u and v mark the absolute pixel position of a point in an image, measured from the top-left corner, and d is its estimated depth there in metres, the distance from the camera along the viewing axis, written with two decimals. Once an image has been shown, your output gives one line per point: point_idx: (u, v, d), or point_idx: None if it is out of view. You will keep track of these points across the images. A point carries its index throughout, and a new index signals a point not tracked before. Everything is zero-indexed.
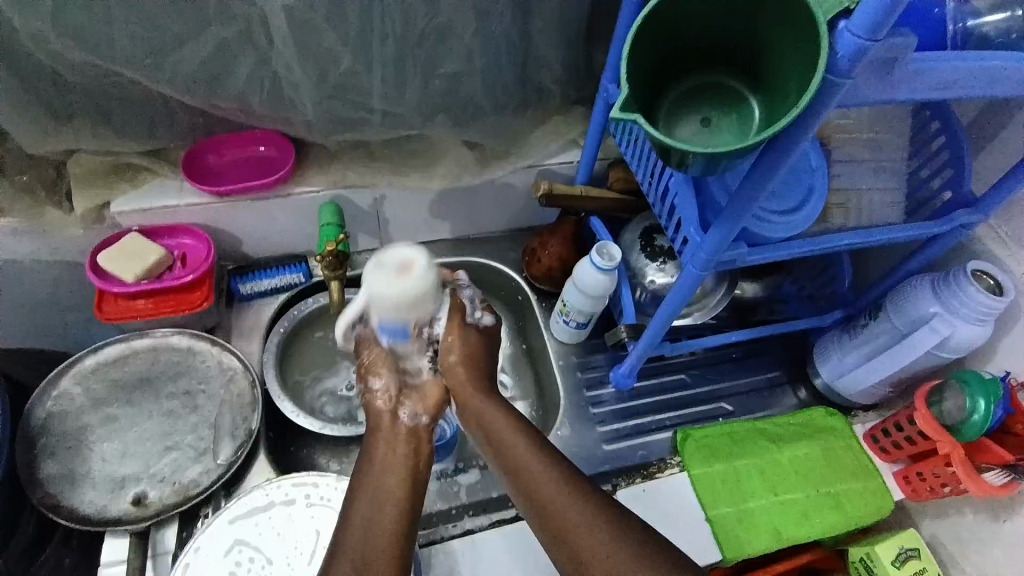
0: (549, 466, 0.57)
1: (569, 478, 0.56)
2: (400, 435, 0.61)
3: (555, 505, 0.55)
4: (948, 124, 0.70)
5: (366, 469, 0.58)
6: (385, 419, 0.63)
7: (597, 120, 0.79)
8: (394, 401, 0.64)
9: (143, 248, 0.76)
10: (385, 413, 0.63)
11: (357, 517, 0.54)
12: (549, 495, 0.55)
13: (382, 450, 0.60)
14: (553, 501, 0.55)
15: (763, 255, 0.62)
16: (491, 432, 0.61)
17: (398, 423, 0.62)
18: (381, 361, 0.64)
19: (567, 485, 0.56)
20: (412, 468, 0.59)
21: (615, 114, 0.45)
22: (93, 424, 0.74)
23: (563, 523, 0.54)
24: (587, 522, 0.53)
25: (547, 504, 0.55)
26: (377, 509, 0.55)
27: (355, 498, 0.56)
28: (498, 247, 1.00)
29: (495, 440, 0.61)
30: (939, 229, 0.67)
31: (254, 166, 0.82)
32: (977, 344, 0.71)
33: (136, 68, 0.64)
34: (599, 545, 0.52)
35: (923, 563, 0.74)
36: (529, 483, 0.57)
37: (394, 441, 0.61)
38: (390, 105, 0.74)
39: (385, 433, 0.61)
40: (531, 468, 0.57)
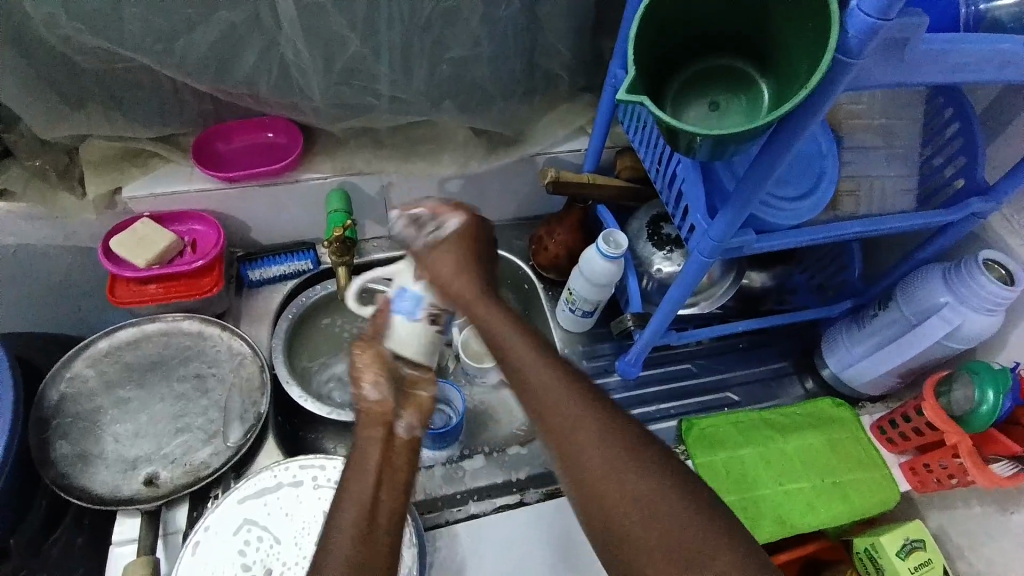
0: (555, 375, 0.53)
1: (577, 388, 0.52)
2: (395, 446, 0.58)
3: (560, 411, 0.51)
4: (961, 110, 0.69)
5: (353, 470, 0.55)
6: (377, 430, 0.58)
7: (605, 106, 0.79)
8: (389, 411, 0.60)
9: (153, 233, 0.77)
10: (373, 417, 0.59)
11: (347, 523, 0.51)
12: (552, 402, 0.51)
13: (371, 458, 0.56)
14: (557, 407, 0.51)
15: (770, 242, 0.61)
16: (494, 338, 0.57)
17: (393, 434, 0.58)
18: (378, 361, 0.62)
19: (574, 393, 0.52)
20: (398, 469, 0.56)
21: (621, 97, 0.44)
22: (106, 406, 0.76)
23: (567, 429, 0.50)
24: (593, 427, 0.49)
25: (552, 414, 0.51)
26: (366, 503, 0.52)
27: (343, 505, 0.52)
28: (505, 235, 1.00)
29: (497, 345, 0.56)
30: (951, 218, 0.66)
31: (262, 153, 0.83)
32: (988, 334, 0.71)
33: (146, 53, 0.64)
34: (603, 452, 0.48)
35: (929, 554, 0.74)
36: (534, 392, 0.52)
37: (388, 451, 0.57)
38: (398, 90, 0.74)
39: (378, 442, 0.57)
40: (535, 376, 0.53)
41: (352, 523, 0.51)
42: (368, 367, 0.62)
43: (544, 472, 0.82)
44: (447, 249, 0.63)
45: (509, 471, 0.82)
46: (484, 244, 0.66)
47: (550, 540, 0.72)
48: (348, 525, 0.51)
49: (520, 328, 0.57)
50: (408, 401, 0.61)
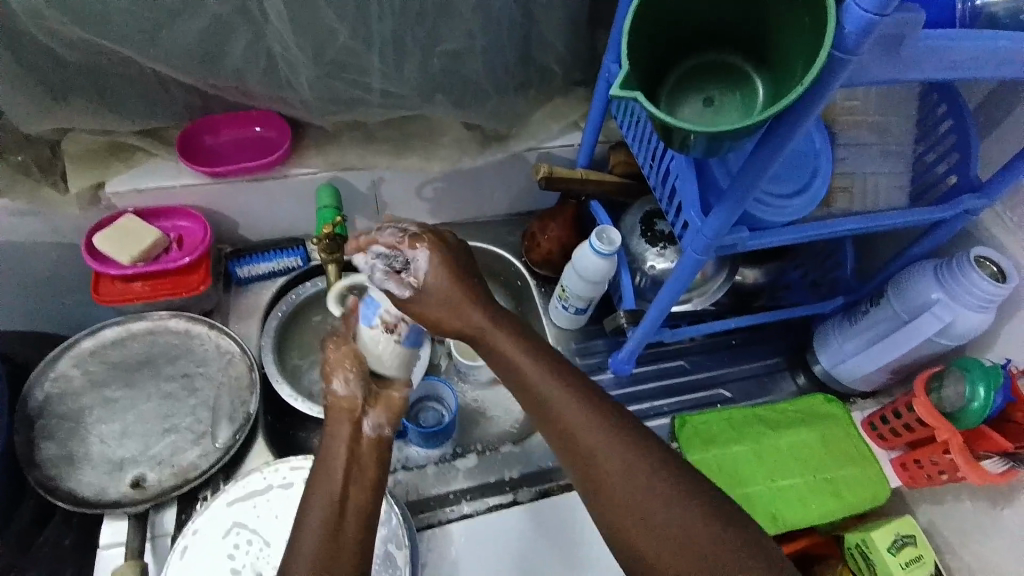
0: (575, 398, 0.55)
1: (599, 415, 0.54)
2: (361, 444, 0.57)
3: (580, 435, 0.54)
4: (954, 107, 0.69)
5: (319, 474, 0.55)
6: (344, 426, 0.58)
7: (599, 101, 0.78)
8: (357, 407, 0.58)
9: (139, 230, 0.75)
10: (343, 416, 0.58)
11: (315, 529, 0.52)
12: (572, 427, 0.54)
13: (338, 458, 0.56)
14: (576, 431, 0.54)
15: (764, 239, 0.61)
16: (509, 363, 0.58)
17: (359, 432, 0.57)
18: (349, 356, 0.60)
19: (593, 417, 0.54)
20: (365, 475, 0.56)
21: (614, 92, 0.44)
22: (92, 406, 0.74)
23: (588, 452, 0.53)
24: (613, 450, 0.53)
25: (566, 426, 0.54)
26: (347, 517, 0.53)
27: (310, 508, 0.53)
28: (498, 232, 0.99)
29: (512, 369, 0.58)
30: (943, 215, 0.66)
31: (250, 147, 0.81)
32: (980, 331, 0.71)
33: (130, 45, 0.63)
34: (622, 473, 0.52)
35: (918, 550, 0.75)
36: (546, 405, 0.55)
37: (355, 451, 0.57)
38: (389, 84, 0.73)
39: (346, 441, 0.57)
40: (553, 400, 0.55)
41: (321, 525, 0.52)
42: (338, 364, 0.60)
43: (538, 470, 0.81)
44: (431, 284, 0.59)
45: (502, 469, 0.81)
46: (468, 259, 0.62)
47: (544, 539, 0.72)
48: (315, 529, 0.51)
49: (537, 351, 0.58)
50: (377, 399, 0.59)
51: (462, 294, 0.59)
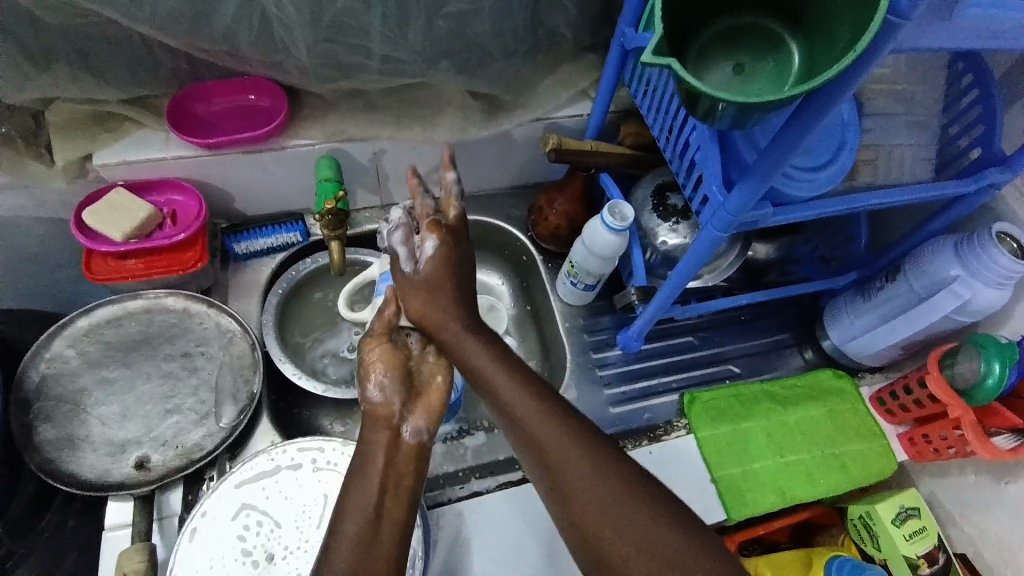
0: (536, 403, 0.56)
1: (560, 418, 0.55)
2: (400, 451, 0.58)
3: (550, 447, 0.53)
4: (981, 77, 0.66)
5: (354, 481, 0.56)
6: (383, 435, 0.58)
7: (611, 68, 0.74)
8: (394, 415, 0.59)
9: (130, 203, 0.72)
10: (382, 424, 0.59)
11: (350, 538, 0.52)
12: (545, 442, 0.53)
13: (377, 463, 0.56)
14: (533, 431, 0.54)
15: (787, 216, 0.58)
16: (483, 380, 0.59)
17: (400, 438, 0.58)
18: (381, 352, 0.62)
19: (547, 413, 0.55)
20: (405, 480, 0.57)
21: (645, 59, 0.41)
22: (89, 387, 0.72)
23: (542, 444, 0.53)
24: (583, 461, 0.52)
25: (527, 428, 0.55)
26: (374, 528, 0.53)
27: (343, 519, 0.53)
28: (502, 205, 0.96)
29: (474, 372, 0.60)
30: (966, 189, 0.64)
31: (242, 116, 0.77)
32: (996, 308, 0.70)
33: (113, 5, 0.58)
34: (593, 486, 0.51)
35: (923, 522, 0.75)
36: (508, 408, 0.56)
37: (392, 455, 0.57)
38: (391, 49, 0.69)
39: (383, 446, 0.58)
40: (509, 398, 0.57)
41: (355, 534, 0.52)
42: (375, 364, 0.61)
43: None
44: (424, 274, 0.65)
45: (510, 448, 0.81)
46: (464, 263, 0.67)
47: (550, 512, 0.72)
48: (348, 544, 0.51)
49: (506, 367, 0.59)
50: (416, 402, 0.61)
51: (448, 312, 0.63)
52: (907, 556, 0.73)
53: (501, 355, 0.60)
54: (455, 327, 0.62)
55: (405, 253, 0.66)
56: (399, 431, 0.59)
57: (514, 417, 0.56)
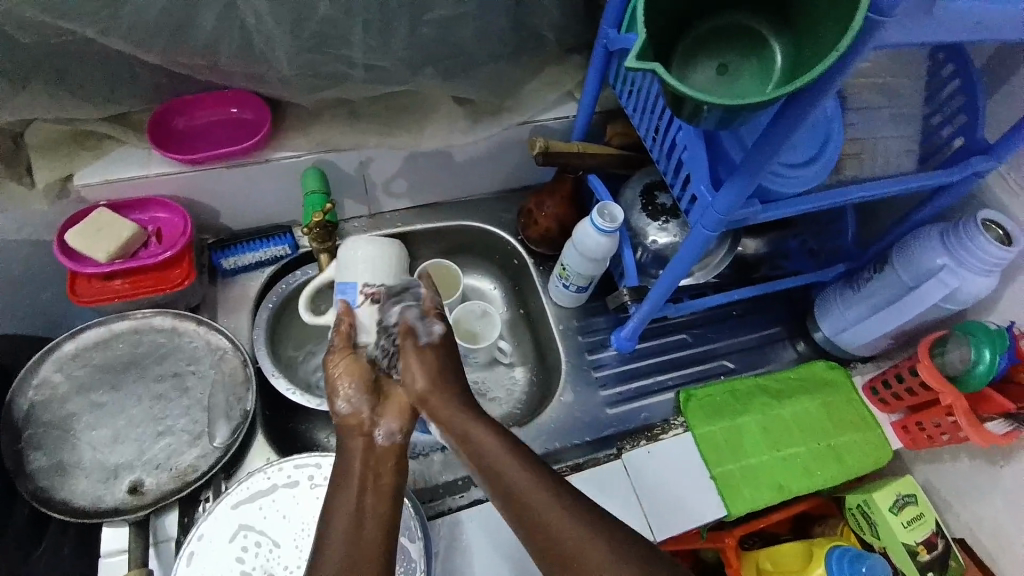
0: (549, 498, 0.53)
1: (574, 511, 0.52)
2: (377, 454, 0.59)
3: (558, 533, 0.50)
4: (962, 67, 0.67)
5: (338, 480, 0.57)
6: (359, 439, 0.60)
7: (596, 70, 0.74)
8: (365, 418, 0.61)
9: (114, 222, 0.71)
10: (353, 423, 0.61)
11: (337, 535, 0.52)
12: (553, 530, 0.51)
13: (355, 466, 0.58)
14: (545, 524, 0.51)
15: (776, 212, 0.59)
16: (486, 465, 0.56)
17: (373, 443, 0.59)
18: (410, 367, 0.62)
19: (560, 507, 0.52)
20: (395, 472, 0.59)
21: (630, 64, 0.41)
22: (79, 412, 0.71)
23: (557, 540, 0.50)
24: (594, 547, 0.49)
25: (539, 522, 0.52)
26: (364, 536, 0.52)
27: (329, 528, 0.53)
28: (491, 209, 0.96)
29: (481, 463, 0.57)
30: (951, 178, 0.65)
31: (226, 130, 0.76)
32: (984, 295, 0.71)
33: (90, 23, 0.57)
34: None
35: (919, 508, 0.76)
36: (518, 503, 0.53)
37: (370, 458, 0.59)
38: (374, 57, 0.68)
39: (360, 451, 0.59)
40: (519, 488, 0.54)
41: (343, 534, 0.52)
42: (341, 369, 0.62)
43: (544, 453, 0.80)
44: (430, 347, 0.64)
45: None
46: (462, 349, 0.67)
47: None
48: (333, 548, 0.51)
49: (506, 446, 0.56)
50: (385, 408, 0.62)
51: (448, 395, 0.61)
52: (905, 544, 0.74)
53: (506, 438, 0.58)
54: (454, 412, 0.60)
55: (411, 330, 0.64)
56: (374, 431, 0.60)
57: (517, 500, 0.53)
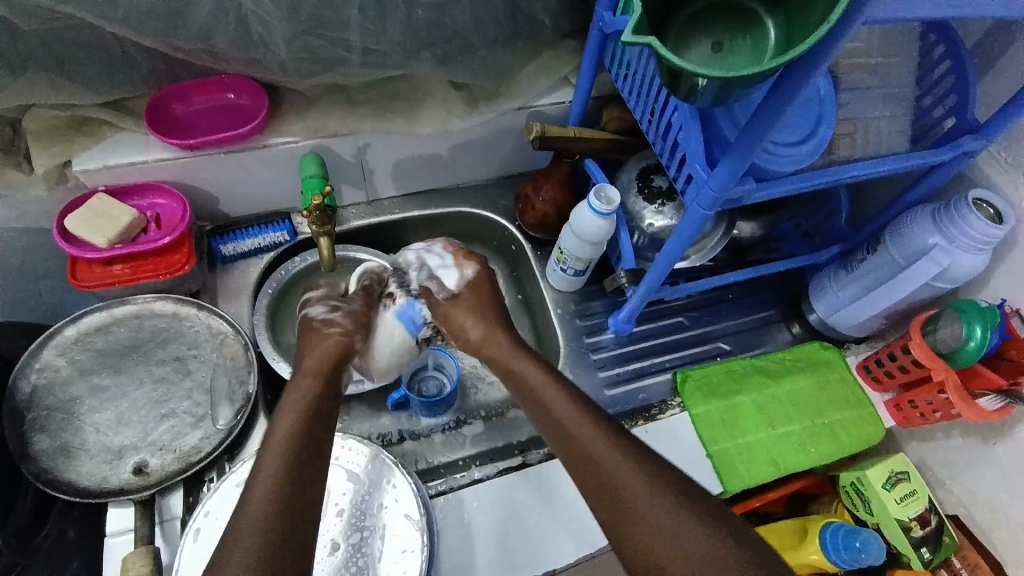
0: (597, 424, 0.60)
1: (618, 436, 0.59)
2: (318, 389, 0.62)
3: (598, 455, 0.57)
4: (953, 46, 0.68)
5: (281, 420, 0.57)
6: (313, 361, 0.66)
7: (591, 52, 0.74)
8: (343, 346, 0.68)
9: (113, 209, 0.71)
10: (329, 344, 0.67)
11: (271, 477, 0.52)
12: (596, 453, 0.57)
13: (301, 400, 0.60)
14: (590, 447, 0.58)
15: (770, 191, 0.60)
16: (536, 401, 0.65)
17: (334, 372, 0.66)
18: (452, 312, 0.73)
19: (605, 432, 0.59)
20: (328, 415, 0.60)
21: (626, 38, 0.41)
22: (82, 395, 0.72)
23: (597, 459, 0.57)
24: (632, 467, 0.55)
25: (585, 444, 0.59)
26: (297, 473, 0.53)
27: (260, 474, 0.52)
28: (488, 195, 0.96)
29: (533, 393, 0.65)
30: (944, 158, 0.65)
31: (224, 116, 0.76)
32: (974, 273, 0.72)
33: (88, 8, 0.57)
34: (642, 492, 0.53)
35: (912, 485, 0.77)
36: (566, 426, 0.61)
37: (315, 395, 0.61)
38: (370, 41, 0.68)
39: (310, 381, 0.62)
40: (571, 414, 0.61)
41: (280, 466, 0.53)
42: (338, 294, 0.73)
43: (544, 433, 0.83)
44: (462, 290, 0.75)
45: (509, 434, 0.83)
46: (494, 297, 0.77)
47: (564, 493, 0.73)
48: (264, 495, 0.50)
49: (553, 387, 0.65)
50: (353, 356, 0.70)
51: (492, 329, 0.72)
52: (899, 519, 0.75)
53: (553, 374, 0.67)
54: (507, 352, 0.70)
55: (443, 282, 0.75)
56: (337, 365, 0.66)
57: (563, 429, 0.61)
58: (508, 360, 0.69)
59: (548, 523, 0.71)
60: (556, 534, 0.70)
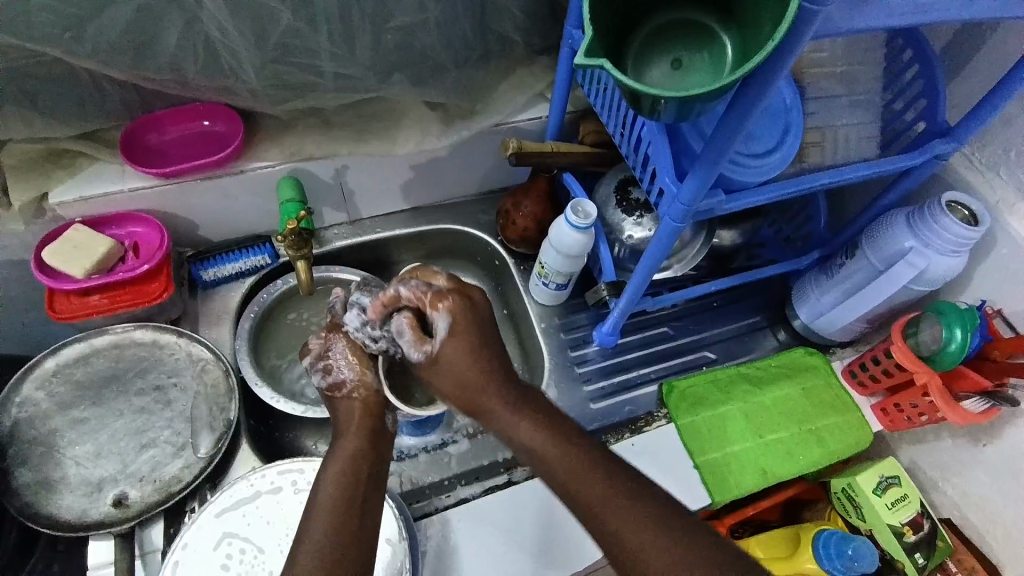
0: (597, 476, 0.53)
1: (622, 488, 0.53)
2: (363, 437, 0.59)
3: (622, 531, 0.51)
4: (921, 52, 0.69)
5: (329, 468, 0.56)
6: (357, 408, 0.62)
7: (563, 69, 0.75)
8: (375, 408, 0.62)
9: (89, 239, 0.71)
10: (356, 403, 0.62)
11: (321, 529, 0.52)
12: (599, 508, 0.52)
13: (345, 460, 0.57)
14: (598, 509, 0.52)
15: (741, 201, 0.60)
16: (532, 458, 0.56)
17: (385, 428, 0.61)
18: (451, 350, 0.59)
19: (603, 478, 0.53)
20: (379, 469, 0.58)
21: (579, 61, 0.42)
22: (62, 428, 0.71)
23: (600, 518, 0.52)
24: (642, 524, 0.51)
25: (591, 508, 0.52)
26: (343, 533, 0.52)
27: (308, 531, 0.52)
28: (470, 211, 0.97)
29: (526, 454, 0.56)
30: (915, 161, 0.66)
31: (199, 143, 0.77)
32: (953, 275, 0.72)
33: (56, 45, 0.58)
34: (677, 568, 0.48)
35: (904, 489, 0.76)
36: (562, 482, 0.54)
37: (358, 447, 0.58)
38: (341, 65, 0.69)
39: (355, 426, 0.60)
40: (566, 471, 0.54)
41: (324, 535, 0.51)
42: (338, 357, 0.64)
43: None
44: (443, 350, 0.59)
45: (494, 452, 0.83)
46: (481, 329, 0.61)
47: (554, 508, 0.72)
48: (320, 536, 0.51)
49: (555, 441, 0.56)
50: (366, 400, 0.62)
51: (486, 397, 0.58)
52: (890, 525, 0.75)
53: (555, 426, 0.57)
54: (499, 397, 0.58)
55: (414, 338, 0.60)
56: (380, 417, 0.62)
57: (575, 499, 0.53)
58: (492, 411, 0.58)
59: (538, 540, 0.70)
60: (549, 549, 0.70)
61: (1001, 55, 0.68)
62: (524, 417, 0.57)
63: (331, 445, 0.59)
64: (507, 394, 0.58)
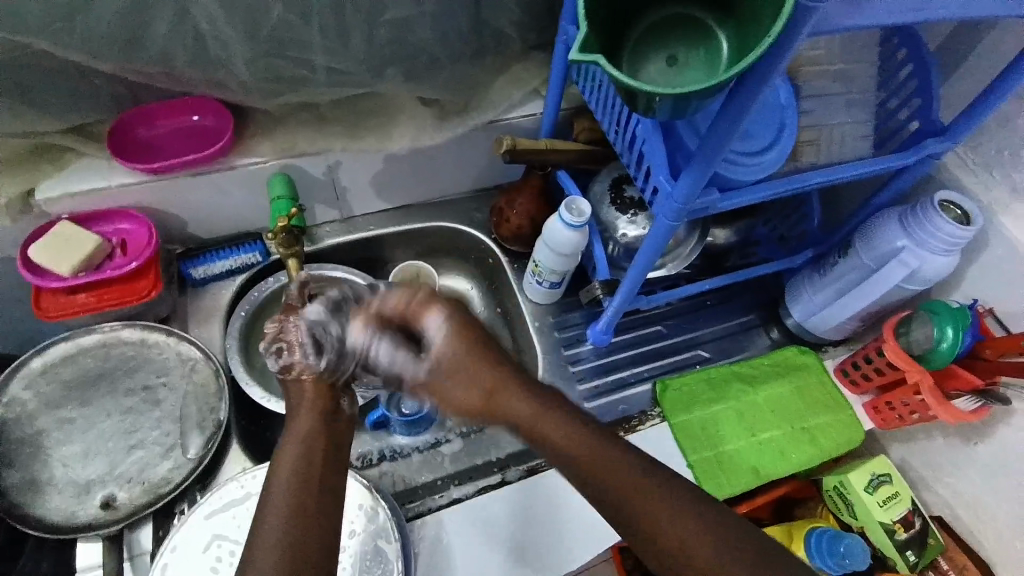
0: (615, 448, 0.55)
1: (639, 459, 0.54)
2: (316, 424, 0.56)
3: (641, 500, 0.52)
4: (914, 50, 0.69)
5: (283, 457, 0.53)
6: (306, 387, 0.59)
7: (558, 66, 0.75)
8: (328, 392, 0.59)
9: (76, 236, 0.70)
10: (306, 385, 0.59)
11: (269, 539, 0.48)
12: (620, 473, 0.53)
13: (291, 455, 0.53)
14: (617, 477, 0.53)
15: (734, 200, 0.60)
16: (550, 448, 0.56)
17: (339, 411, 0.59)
18: (450, 347, 0.61)
19: (622, 454, 0.54)
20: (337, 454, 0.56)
21: (574, 57, 0.41)
22: (49, 428, 0.70)
23: (616, 487, 0.53)
24: (657, 487, 0.52)
25: (606, 481, 0.53)
26: (307, 526, 0.49)
27: (265, 523, 0.49)
28: (464, 208, 0.96)
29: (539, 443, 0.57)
30: (908, 160, 0.66)
31: (189, 138, 0.75)
32: (945, 274, 0.72)
33: (43, 37, 0.57)
34: (689, 527, 0.51)
35: (895, 487, 0.77)
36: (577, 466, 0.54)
37: (315, 432, 0.56)
38: (335, 60, 0.68)
39: (307, 413, 0.57)
40: (585, 451, 0.55)
41: (281, 535, 0.48)
42: (296, 335, 0.62)
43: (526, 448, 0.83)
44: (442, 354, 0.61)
45: (488, 451, 0.83)
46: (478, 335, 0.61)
47: (548, 507, 0.72)
48: (274, 537, 0.48)
49: (554, 410, 0.57)
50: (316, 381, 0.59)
51: (496, 383, 0.59)
52: (882, 522, 0.75)
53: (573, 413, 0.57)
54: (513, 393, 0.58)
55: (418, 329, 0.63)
56: (335, 400, 0.59)
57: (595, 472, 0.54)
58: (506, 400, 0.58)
59: (535, 538, 0.70)
60: (543, 549, 0.70)
61: (998, 55, 0.67)
62: (543, 406, 0.57)
63: (283, 430, 0.56)
64: (526, 388, 0.58)
